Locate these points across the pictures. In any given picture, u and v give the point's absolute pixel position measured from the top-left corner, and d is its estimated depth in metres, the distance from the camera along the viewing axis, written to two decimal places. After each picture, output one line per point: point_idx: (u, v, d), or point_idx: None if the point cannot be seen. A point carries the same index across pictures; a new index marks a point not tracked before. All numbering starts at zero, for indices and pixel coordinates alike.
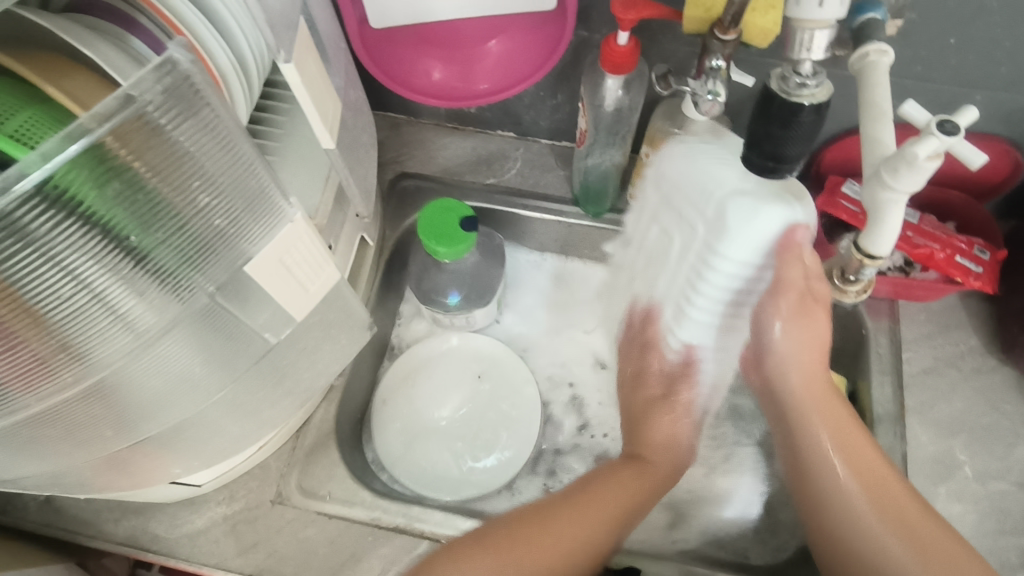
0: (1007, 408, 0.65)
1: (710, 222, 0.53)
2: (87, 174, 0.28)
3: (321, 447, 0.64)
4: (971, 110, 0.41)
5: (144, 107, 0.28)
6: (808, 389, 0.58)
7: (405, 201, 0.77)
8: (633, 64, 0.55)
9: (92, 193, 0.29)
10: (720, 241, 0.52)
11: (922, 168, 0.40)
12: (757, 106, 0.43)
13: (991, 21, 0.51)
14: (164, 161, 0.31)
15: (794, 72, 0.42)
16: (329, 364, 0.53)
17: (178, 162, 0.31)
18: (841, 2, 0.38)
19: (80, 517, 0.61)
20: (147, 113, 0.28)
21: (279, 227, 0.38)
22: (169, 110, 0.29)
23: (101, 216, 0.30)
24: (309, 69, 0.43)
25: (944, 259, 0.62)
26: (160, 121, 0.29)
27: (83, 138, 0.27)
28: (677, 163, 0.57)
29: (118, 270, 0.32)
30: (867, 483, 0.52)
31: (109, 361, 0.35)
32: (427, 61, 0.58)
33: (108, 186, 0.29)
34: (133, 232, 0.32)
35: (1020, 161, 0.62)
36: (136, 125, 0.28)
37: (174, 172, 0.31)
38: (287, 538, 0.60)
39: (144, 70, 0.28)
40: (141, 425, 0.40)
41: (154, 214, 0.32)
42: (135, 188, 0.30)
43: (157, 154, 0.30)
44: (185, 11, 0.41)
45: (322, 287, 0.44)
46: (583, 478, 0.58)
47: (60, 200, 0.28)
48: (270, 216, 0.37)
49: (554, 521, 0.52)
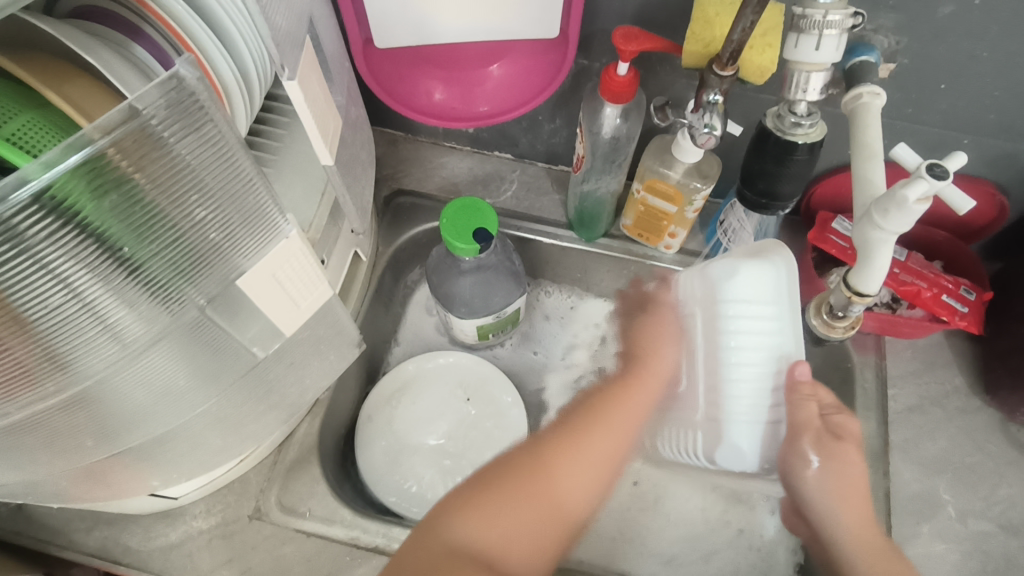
0: (991, 448, 0.65)
1: (707, 423, 0.53)
2: (85, 184, 0.28)
3: (302, 463, 0.63)
4: (961, 154, 0.42)
5: (148, 119, 0.28)
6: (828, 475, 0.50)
7: (400, 217, 0.77)
8: (632, 93, 0.56)
9: (90, 204, 0.29)
10: (706, 446, 0.54)
11: (911, 210, 0.41)
12: (756, 141, 0.50)
13: (982, 69, 0.52)
14: (165, 173, 0.31)
15: (790, 111, 0.46)
16: (317, 380, 0.53)
17: (179, 175, 0.31)
18: (836, 47, 0.40)
19: (51, 525, 0.60)
20: (150, 125, 0.29)
21: (273, 243, 0.38)
22: (173, 124, 0.30)
23: (96, 226, 0.30)
24: (312, 86, 0.43)
25: (931, 297, 0.62)
26: (163, 134, 0.29)
27: (84, 147, 0.27)
28: (727, 319, 0.49)
29: (109, 278, 0.31)
30: (857, 534, 0.48)
31: (95, 369, 0.34)
32: (428, 82, 0.59)
33: (106, 198, 0.29)
34: (129, 242, 0.31)
35: (1005, 204, 0.63)
36: (139, 137, 0.29)
37: (176, 184, 0.31)
38: (263, 556, 0.58)
39: (150, 85, 0.27)
40: (125, 434, 0.39)
41: (147, 227, 0.32)
42: (134, 200, 0.30)
43: (158, 167, 0.30)
44: (196, 28, 0.41)
45: (314, 302, 0.44)
46: (543, 433, 0.49)
47: (58, 208, 0.27)
48: (264, 232, 0.37)
49: (517, 490, 0.45)
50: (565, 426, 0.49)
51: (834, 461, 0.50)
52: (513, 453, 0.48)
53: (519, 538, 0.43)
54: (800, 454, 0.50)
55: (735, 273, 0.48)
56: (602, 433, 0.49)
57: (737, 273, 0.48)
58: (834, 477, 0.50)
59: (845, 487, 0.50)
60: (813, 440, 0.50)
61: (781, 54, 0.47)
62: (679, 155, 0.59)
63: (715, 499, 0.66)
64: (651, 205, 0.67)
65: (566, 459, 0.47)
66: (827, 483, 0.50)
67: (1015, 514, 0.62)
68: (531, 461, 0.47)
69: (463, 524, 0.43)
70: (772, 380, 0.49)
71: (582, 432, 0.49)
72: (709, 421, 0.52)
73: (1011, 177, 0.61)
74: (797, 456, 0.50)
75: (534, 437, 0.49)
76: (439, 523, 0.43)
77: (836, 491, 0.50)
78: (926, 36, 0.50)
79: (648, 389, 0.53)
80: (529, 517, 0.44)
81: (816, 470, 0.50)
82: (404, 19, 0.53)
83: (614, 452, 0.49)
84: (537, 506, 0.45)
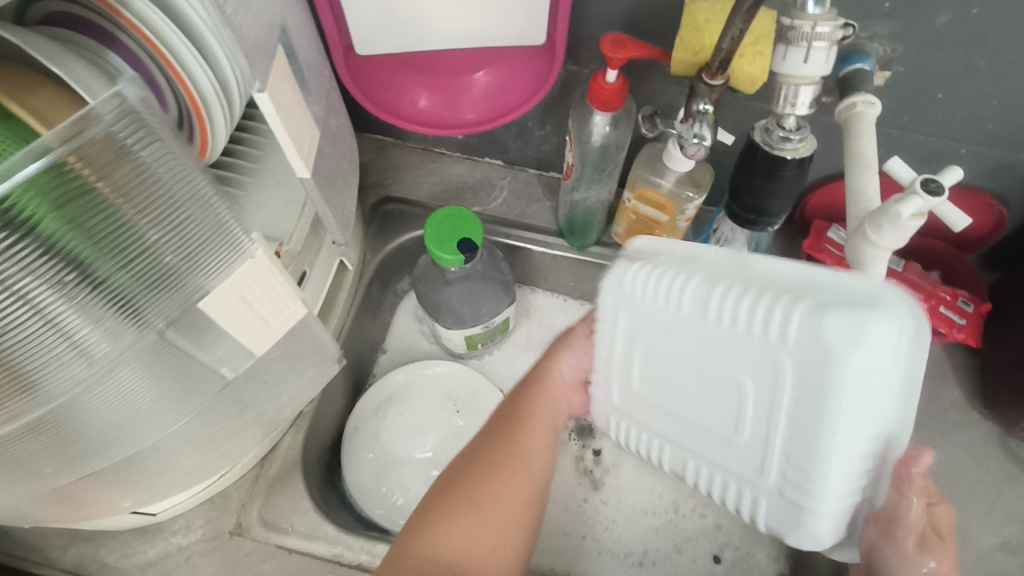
0: (989, 463, 0.64)
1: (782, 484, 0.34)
2: (47, 195, 0.26)
3: (285, 477, 0.62)
4: (957, 169, 0.41)
5: (113, 125, 0.27)
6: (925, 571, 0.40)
7: (389, 224, 0.77)
8: (621, 101, 0.54)
9: (51, 215, 0.26)
10: (771, 519, 0.35)
11: (906, 226, 0.39)
12: (744, 155, 0.48)
13: (980, 78, 0.50)
14: (130, 184, 0.29)
15: (778, 125, 0.45)
16: (296, 396, 0.51)
17: (144, 185, 0.30)
18: (827, 60, 0.38)
19: (27, 541, 0.58)
20: (114, 134, 0.27)
21: (238, 263, 0.36)
22: (135, 132, 0.28)
23: (58, 240, 0.27)
24: (285, 97, 0.42)
25: (928, 309, 0.61)
26: (128, 142, 0.28)
27: (43, 152, 0.25)
28: (846, 374, 0.30)
29: (73, 296, 0.29)
30: None
31: (62, 391, 0.32)
32: (415, 90, 0.57)
33: (68, 209, 0.27)
34: (92, 258, 0.29)
35: (1004, 214, 0.62)
36: (101, 145, 0.27)
37: (143, 195, 0.30)
38: (244, 572, 0.57)
39: (106, 94, 0.26)
40: (94, 456, 0.38)
41: (108, 242, 0.29)
42: (97, 214, 0.28)
43: (123, 176, 0.28)
44: (169, 35, 0.37)
45: (286, 322, 0.42)
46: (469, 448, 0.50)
47: (14, 220, 0.25)
48: (228, 249, 0.35)
49: (466, 483, 0.46)
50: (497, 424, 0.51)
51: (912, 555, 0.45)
52: (460, 462, 0.48)
53: (484, 540, 0.43)
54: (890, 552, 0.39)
55: (859, 340, 0.29)
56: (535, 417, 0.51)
57: (862, 332, 0.29)
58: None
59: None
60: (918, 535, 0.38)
61: (772, 62, 0.45)
62: (670, 164, 0.57)
63: (710, 523, 0.64)
64: (643, 213, 0.65)
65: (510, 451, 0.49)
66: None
67: (1014, 532, 0.61)
68: (477, 465, 0.48)
69: (435, 536, 0.43)
70: (869, 464, 0.32)
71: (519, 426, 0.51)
72: (785, 491, 0.34)
73: (1009, 187, 0.60)
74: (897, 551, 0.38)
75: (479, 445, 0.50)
76: (427, 534, 0.43)
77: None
78: (923, 45, 0.49)
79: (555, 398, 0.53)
80: (488, 514, 0.45)
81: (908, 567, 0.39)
82: (386, 26, 0.52)
83: (550, 429, 0.52)
84: (498, 503, 0.46)
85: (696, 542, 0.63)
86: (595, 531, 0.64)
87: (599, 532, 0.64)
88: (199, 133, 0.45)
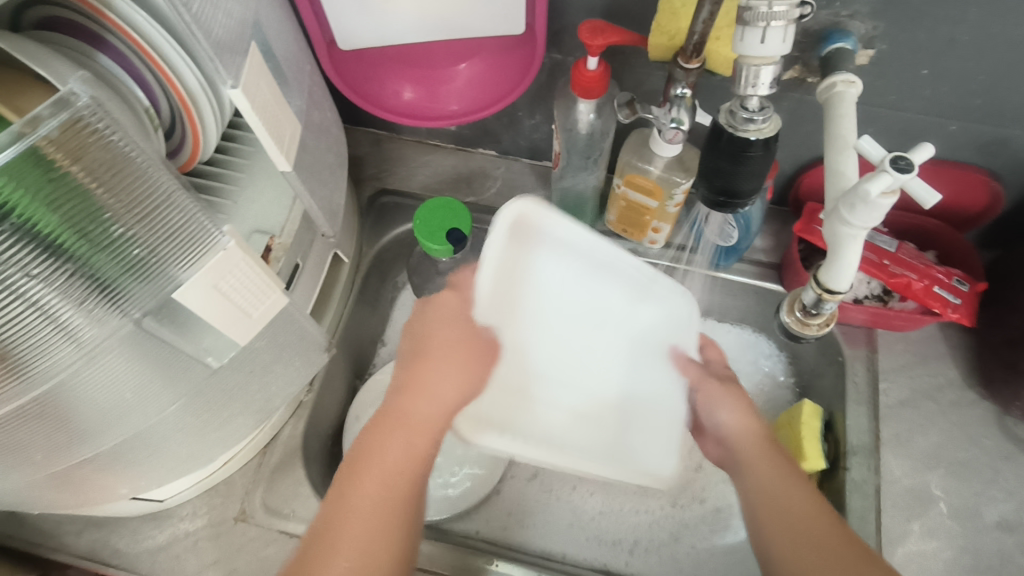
0: (987, 443, 0.63)
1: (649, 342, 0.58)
2: (21, 181, 0.27)
3: (286, 465, 0.64)
4: (928, 145, 0.39)
5: (79, 111, 0.28)
6: (743, 427, 0.54)
7: (384, 217, 0.77)
8: (603, 88, 0.54)
9: (28, 201, 0.28)
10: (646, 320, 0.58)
11: (877, 205, 0.39)
12: (710, 139, 0.48)
13: (965, 52, 0.50)
14: (100, 171, 0.30)
15: (742, 106, 0.45)
16: (285, 386, 0.53)
17: (115, 174, 0.31)
18: (782, 40, 0.38)
19: (43, 528, 0.61)
20: (85, 120, 0.29)
21: (209, 256, 0.36)
22: (104, 119, 0.30)
23: (35, 224, 0.29)
24: (262, 94, 0.42)
25: (921, 289, 0.61)
26: (97, 129, 0.29)
27: (16, 137, 0.26)
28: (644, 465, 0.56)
29: (52, 280, 0.30)
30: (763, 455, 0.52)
31: (53, 373, 0.33)
32: (397, 82, 0.58)
33: (42, 195, 0.28)
34: (70, 244, 0.30)
35: (999, 191, 0.61)
36: (71, 132, 0.28)
37: (112, 181, 0.31)
38: (247, 557, 0.60)
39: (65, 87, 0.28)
40: (86, 442, 0.40)
41: (81, 226, 0.30)
42: (68, 199, 0.29)
43: (93, 165, 0.30)
44: (158, 38, 0.41)
45: (267, 312, 0.43)
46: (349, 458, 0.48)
47: None
48: (199, 244, 0.35)
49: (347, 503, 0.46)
50: (372, 430, 0.50)
51: (728, 398, 0.56)
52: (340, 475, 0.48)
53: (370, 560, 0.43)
54: (708, 406, 0.56)
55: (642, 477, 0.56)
56: (396, 439, 0.49)
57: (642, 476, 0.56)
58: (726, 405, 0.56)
59: (753, 429, 0.54)
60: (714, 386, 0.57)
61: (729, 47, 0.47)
62: (658, 151, 0.55)
63: (709, 511, 0.66)
64: (633, 200, 0.65)
65: (366, 473, 0.47)
66: (735, 422, 0.55)
67: (1010, 511, 0.61)
68: (346, 482, 0.47)
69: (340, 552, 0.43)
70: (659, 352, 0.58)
71: (399, 438, 0.49)
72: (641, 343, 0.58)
73: (1002, 163, 0.59)
74: (713, 402, 0.56)
75: (360, 441, 0.50)
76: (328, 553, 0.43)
77: (744, 428, 0.54)
78: (905, 20, 0.49)
79: (410, 422, 0.50)
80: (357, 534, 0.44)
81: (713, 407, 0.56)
82: (366, 20, 0.53)
83: (410, 448, 0.49)
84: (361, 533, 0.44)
85: (694, 530, 0.64)
86: (584, 516, 0.65)
87: (588, 518, 0.65)
88: (191, 129, 0.46)
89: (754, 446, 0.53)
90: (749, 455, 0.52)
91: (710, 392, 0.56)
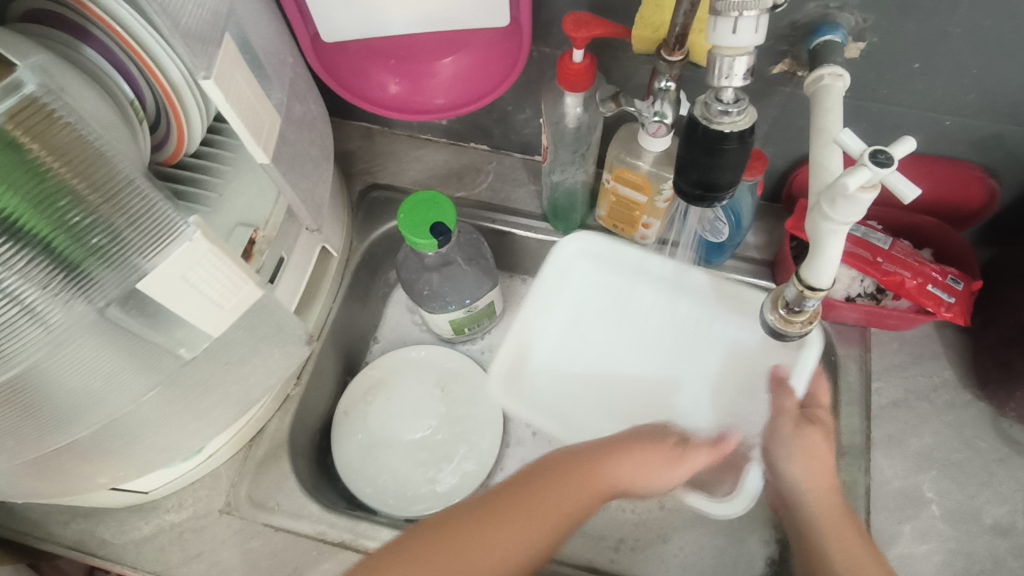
0: (981, 445, 0.62)
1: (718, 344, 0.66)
2: None
3: (271, 458, 0.64)
4: (909, 138, 0.38)
5: (31, 92, 0.30)
6: (808, 480, 0.56)
7: (375, 211, 0.76)
8: (589, 82, 0.54)
9: None
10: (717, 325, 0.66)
11: (857, 200, 0.38)
12: (686, 132, 0.47)
13: (957, 46, 0.49)
14: (60, 155, 0.31)
15: (716, 98, 0.44)
16: (264, 378, 0.53)
17: (74, 157, 0.32)
18: (755, 30, 0.37)
19: (31, 518, 0.62)
20: (40, 101, 0.30)
21: (173, 247, 0.35)
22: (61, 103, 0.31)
23: None
24: (237, 85, 0.42)
25: (915, 287, 0.60)
26: (54, 111, 0.31)
27: None
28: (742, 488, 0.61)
29: (13, 264, 0.31)
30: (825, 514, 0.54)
31: (20, 359, 0.33)
32: (382, 74, 0.58)
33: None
34: (32, 227, 0.31)
35: (995, 188, 0.60)
36: (26, 112, 0.30)
37: (73, 164, 0.32)
38: (232, 549, 0.60)
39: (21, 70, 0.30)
40: (62, 430, 0.40)
41: (42, 208, 0.31)
42: (27, 180, 0.30)
43: (52, 147, 0.31)
44: (142, 31, 0.41)
45: (241, 302, 0.42)
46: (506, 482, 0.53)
47: None
48: (162, 234, 0.35)
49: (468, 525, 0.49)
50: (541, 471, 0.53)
51: (801, 443, 0.57)
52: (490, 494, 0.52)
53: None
54: (776, 445, 0.58)
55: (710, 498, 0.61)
56: (562, 490, 0.52)
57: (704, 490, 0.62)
58: (795, 452, 0.57)
59: (818, 481, 0.55)
60: (793, 420, 0.58)
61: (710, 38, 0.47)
62: (647, 146, 0.55)
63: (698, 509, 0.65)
64: (622, 195, 0.65)
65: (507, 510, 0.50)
66: (798, 474, 0.56)
67: (1003, 514, 0.59)
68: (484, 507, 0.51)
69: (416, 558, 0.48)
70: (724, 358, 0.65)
71: (560, 491, 0.52)
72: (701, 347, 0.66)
73: (998, 159, 0.58)
74: (780, 441, 0.58)
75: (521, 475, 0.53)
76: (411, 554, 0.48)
77: (809, 475, 0.56)
78: (895, 12, 0.48)
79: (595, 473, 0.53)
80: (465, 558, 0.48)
81: (787, 448, 0.57)
82: (349, 13, 0.52)
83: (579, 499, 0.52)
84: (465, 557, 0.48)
85: (684, 531, 0.64)
86: None
87: None
88: (175, 123, 0.46)
89: (813, 501, 0.55)
90: (815, 514, 0.54)
91: (782, 427, 0.58)
